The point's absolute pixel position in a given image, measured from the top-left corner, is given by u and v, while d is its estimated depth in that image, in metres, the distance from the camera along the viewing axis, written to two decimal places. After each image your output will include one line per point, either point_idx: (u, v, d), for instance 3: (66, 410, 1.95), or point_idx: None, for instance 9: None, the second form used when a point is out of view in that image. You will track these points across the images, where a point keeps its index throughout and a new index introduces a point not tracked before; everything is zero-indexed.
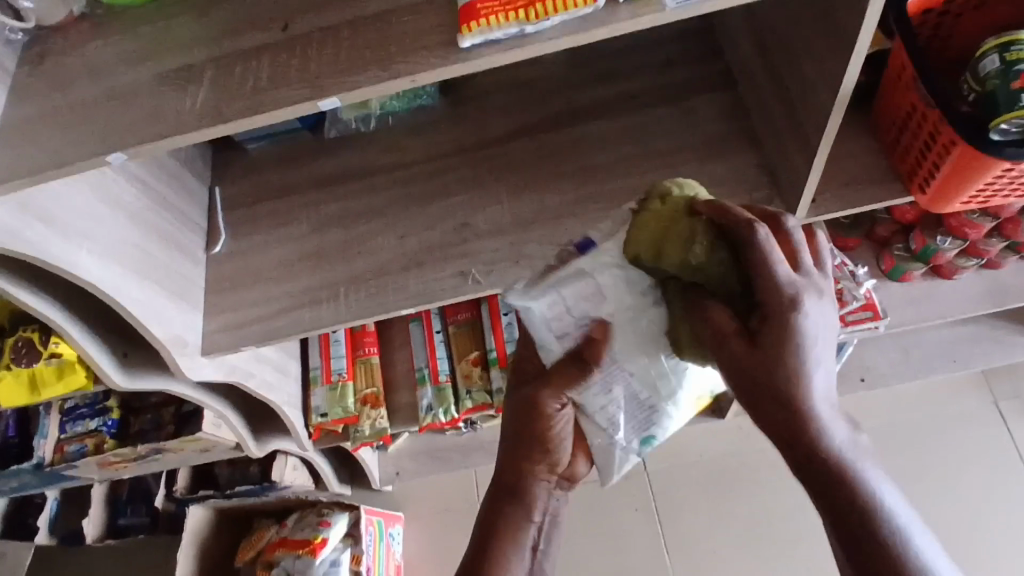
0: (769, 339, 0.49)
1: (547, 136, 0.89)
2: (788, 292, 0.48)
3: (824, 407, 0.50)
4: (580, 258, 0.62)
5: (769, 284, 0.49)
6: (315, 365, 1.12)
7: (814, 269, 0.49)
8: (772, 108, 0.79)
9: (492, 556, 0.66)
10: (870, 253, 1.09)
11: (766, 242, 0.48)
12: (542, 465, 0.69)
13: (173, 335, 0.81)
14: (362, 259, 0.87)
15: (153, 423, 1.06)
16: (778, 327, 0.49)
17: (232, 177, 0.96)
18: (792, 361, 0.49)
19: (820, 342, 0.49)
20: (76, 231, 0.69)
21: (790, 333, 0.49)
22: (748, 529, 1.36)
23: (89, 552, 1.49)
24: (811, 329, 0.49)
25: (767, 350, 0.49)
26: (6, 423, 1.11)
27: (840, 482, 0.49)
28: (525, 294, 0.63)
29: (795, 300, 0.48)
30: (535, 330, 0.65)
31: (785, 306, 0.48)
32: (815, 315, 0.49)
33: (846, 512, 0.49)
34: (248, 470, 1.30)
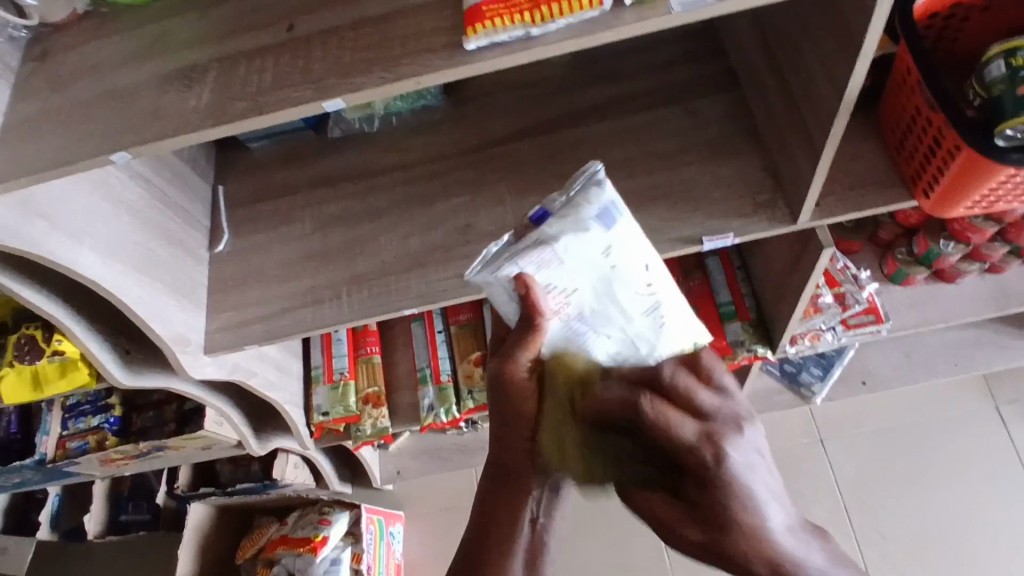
0: (710, 497, 0.50)
1: (550, 137, 0.88)
2: (704, 446, 0.50)
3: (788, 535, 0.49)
4: (542, 225, 0.54)
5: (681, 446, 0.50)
6: (318, 364, 1.12)
7: (716, 415, 0.51)
8: (776, 110, 0.79)
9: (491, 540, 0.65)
10: (873, 256, 1.09)
11: (658, 412, 0.51)
12: None
13: (175, 333, 0.81)
14: (364, 259, 0.87)
15: (155, 420, 1.06)
16: (712, 488, 0.50)
17: (235, 176, 0.96)
18: (738, 506, 0.49)
19: (758, 476, 0.50)
20: (78, 229, 0.69)
21: (724, 485, 0.49)
22: None
23: (89, 548, 1.49)
24: (743, 470, 0.50)
25: (710, 510, 0.50)
26: (8, 420, 1.10)
27: None
28: (485, 269, 0.55)
29: (716, 450, 0.50)
30: (498, 306, 0.58)
31: (706, 461, 0.50)
32: (742, 455, 0.50)
33: None
34: (249, 468, 1.31)
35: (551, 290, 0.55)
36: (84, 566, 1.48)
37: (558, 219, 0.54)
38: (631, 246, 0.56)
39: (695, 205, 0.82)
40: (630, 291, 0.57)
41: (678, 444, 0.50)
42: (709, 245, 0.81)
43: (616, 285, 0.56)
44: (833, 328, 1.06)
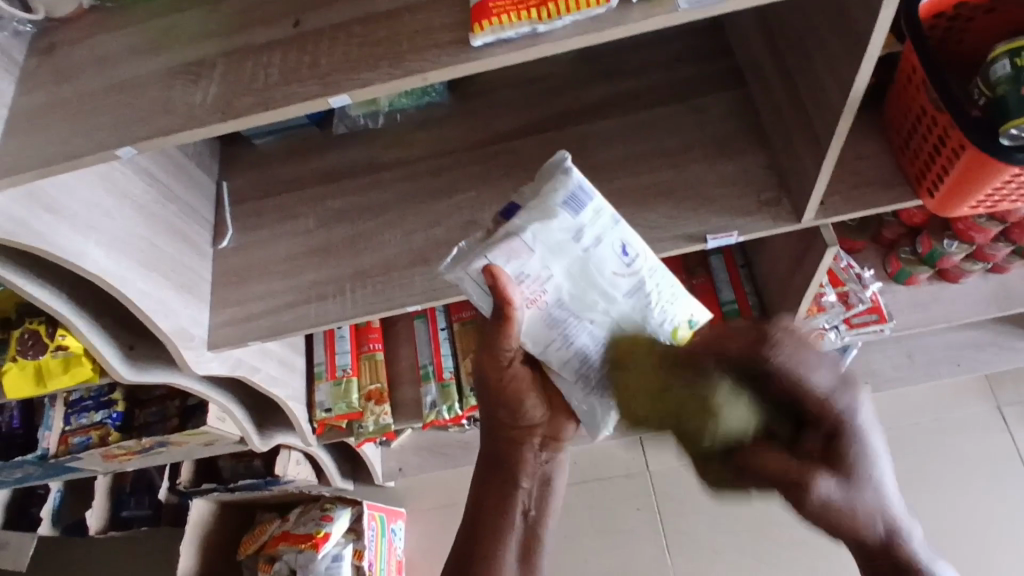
0: (837, 444, 0.55)
1: (555, 134, 0.88)
2: (839, 398, 0.55)
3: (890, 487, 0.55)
4: (516, 217, 0.57)
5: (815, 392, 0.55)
6: (320, 360, 1.12)
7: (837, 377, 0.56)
8: (781, 108, 0.79)
9: (485, 527, 0.72)
10: (876, 256, 1.09)
11: (802, 361, 0.56)
12: (517, 429, 0.73)
13: (179, 328, 0.82)
14: (367, 255, 0.87)
15: (158, 415, 1.07)
16: (841, 435, 0.55)
17: (239, 171, 0.96)
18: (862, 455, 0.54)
19: (876, 441, 0.55)
20: (83, 223, 0.69)
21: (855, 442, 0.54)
22: (749, 529, 1.36)
23: (91, 542, 1.50)
24: (867, 423, 0.55)
25: (840, 462, 0.54)
26: (11, 414, 1.11)
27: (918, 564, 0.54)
28: (457, 265, 0.58)
29: (847, 408, 0.55)
30: (473, 300, 0.60)
31: (840, 409, 0.55)
32: (866, 416, 0.55)
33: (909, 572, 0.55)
34: (252, 463, 1.32)
35: (524, 279, 0.58)
36: (86, 561, 1.49)
37: (526, 211, 0.57)
38: (600, 228, 0.59)
39: (700, 203, 0.82)
40: (606, 269, 0.60)
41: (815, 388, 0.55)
42: (713, 243, 0.81)
43: (590, 265, 0.59)
44: (836, 327, 1.07)
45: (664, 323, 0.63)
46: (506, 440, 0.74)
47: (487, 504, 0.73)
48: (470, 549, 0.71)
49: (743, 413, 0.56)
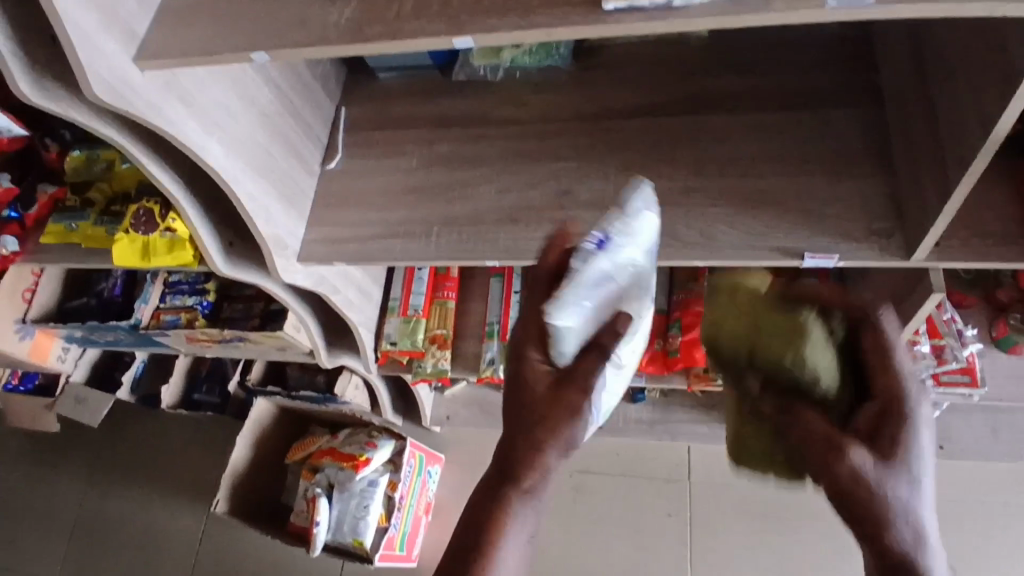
0: (883, 436, 0.57)
1: (669, 121, 0.86)
2: (892, 387, 0.59)
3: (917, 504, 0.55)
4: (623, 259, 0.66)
5: (887, 372, 0.60)
6: (395, 296, 1.17)
7: (915, 384, 0.59)
8: (916, 137, 0.73)
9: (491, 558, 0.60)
10: (984, 315, 0.99)
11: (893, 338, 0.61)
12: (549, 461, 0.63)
13: (276, 235, 0.87)
14: (460, 204, 0.89)
15: (243, 312, 1.15)
16: (891, 415, 0.58)
17: (359, 100, 1.00)
18: (901, 451, 0.56)
19: (915, 440, 0.57)
20: (210, 119, 0.74)
21: (898, 430, 0.57)
22: (782, 565, 1.32)
23: (161, 416, 1.63)
24: (922, 437, 0.57)
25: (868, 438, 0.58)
26: (115, 282, 1.21)
27: None
28: (565, 307, 0.62)
29: (895, 401, 0.59)
30: (561, 347, 0.64)
31: (893, 396, 0.59)
32: (917, 421, 0.57)
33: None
34: (315, 379, 1.40)
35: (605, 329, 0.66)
36: (156, 432, 1.62)
37: (626, 255, 0.66)
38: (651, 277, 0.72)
39: (805, 221, 0.79)
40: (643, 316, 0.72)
41: (891, 361, 0.60)
42: (809, 263, 0.78)
43: (639, 310, 0.70)
44: (922, 379, 1.00)
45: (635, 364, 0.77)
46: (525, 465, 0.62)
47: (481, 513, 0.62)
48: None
49: (824, 356, 0.61)
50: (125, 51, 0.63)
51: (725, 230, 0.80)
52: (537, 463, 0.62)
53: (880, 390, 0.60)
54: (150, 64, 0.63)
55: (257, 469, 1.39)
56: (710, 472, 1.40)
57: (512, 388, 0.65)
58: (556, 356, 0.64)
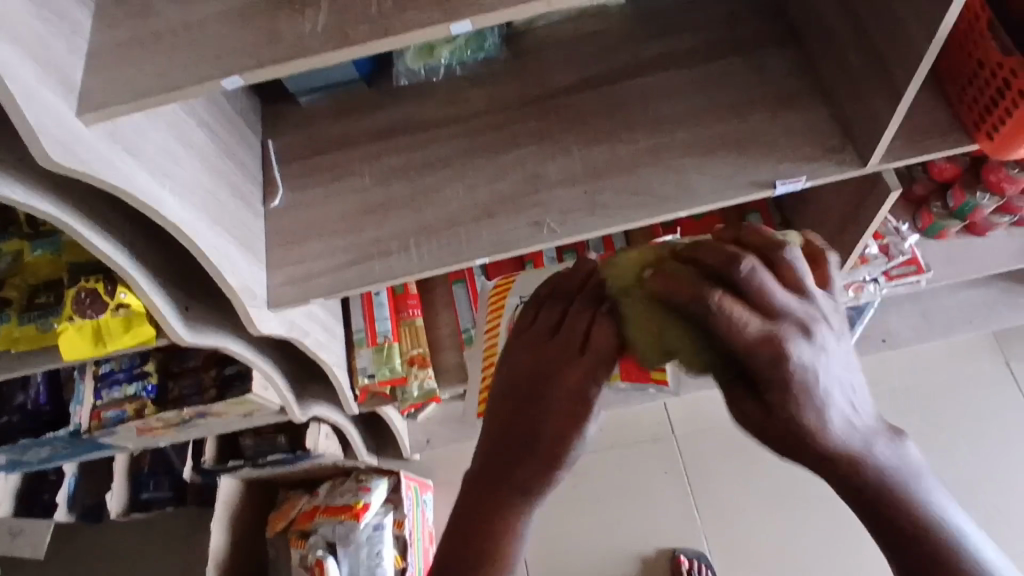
0: (775, 405, 0.48)
1: (614, 88, 0.88)
2: (765, 347, 0.46)
3: (864, 439, 0.48)
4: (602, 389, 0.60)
5: (744, 340, 0.46)
6: (359, 327, 1.10)
7: (788, 315, 0.47)
8: (844, 56, 0.80)
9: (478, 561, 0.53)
10: (906, 212, 1.10)
11: (725, 307, 0.46)
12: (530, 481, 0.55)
13: (244, 285, 0.79)
14: (430, 211, 0.86)
15: (195, 387, 1.03)
16: (782, 374, 0.47)
17: (286, 131, 0.94)
18: (805, 407, 0.47)
19: (828, 374, 0.48)
20: (157, 168, 0.66)
21: (788, 381, 0.47)
22: (776, 489, 1.39)
23: (104, 530, 1.45)
24: (816, 354, 0.47)
25: (775, 408, 0.48)
26: (37, 390, 1.06)
27: (904, 501, 0.46)
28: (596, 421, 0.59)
29: (776, 351, 0.46)
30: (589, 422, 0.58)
31: (770, 357, 0.46)
32: (803, 356, 0.47)
33: (897, 530, 0.46)
34: (275, 440, 1.23)
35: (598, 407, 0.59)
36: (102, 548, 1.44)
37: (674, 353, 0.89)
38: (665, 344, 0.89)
39: (768, 152, 0.83)
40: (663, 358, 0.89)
41: (749, 345, 0.47)
42: (781, 189, 0.82)
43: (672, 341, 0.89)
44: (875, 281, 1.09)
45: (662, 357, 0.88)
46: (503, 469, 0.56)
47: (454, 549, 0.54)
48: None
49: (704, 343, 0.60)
50: (68, 104, 0.55)
51: (697, 177, 0.83)
52: (554, 479, 0.56)
53: (756, 358, 0.47)
54: (98, 115, 0.56)
55: (239, 552, 1.29)
56: (691, 419, 1.45)
57: (508, 416, 0.58)
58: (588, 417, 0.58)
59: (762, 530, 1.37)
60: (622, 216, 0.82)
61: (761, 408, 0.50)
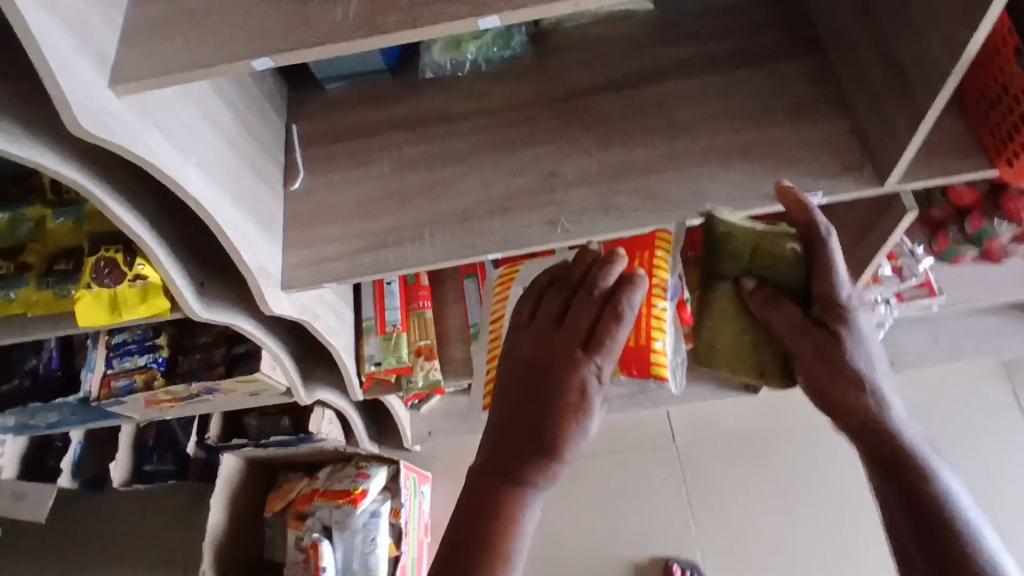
0: (824, 333, 0.72)
1: (635, 92, 0.88)
2: (831, 299, 0.72)
3: (903, 420, 0.69)
4: (605, 365, 0.66)
5: (830, 291, 0.72)
6: (369, 314, 1.11)
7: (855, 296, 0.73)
8: (867, 73, 0.80)
9: (486, 531, 0.61)
10: (923, 234, 1.09)
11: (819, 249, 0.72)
12: (531, 461, 0.63)
13: (259, 264, 0.81)
14: (446, 202, 0.87)
15: (203, 363, 1.03)
16: (834, 313, 0.72)
17: (309, 116, 0.95)
18: (853, 353, 0.71)
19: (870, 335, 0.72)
20: (183, 142, 0.68)
21: (844, 324, 0.71)
22: (771, 503, 1.39)
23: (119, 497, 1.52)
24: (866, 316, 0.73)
25: (812, 338, 0.73)
26: (50, 354, 1.08)
27: (919, 484, 0.65)
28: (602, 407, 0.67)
29: (844, 307, 0.72)
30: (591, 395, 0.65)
31: (837, 312, 0.72)
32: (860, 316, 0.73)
33: (910, 496, 0.65)
34: (279, 423, 1.25)
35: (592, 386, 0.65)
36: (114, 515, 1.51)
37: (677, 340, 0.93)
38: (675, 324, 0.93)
39: (785, 165, 0.83)
40: (675, 346, 0.93)
41: (828, 293, 0.72)
42: None
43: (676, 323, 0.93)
44: (887, 302, 1.16)
45: (673, 343, 0.92)
46: (506, 450, 0.64)
47: (457, 538, 0.62)
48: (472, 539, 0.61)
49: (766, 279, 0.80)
50: (101, 74, 0.57)
51: (714, 185, 0.83)
52: (550, 463, 0.63)
53: (827, 299, 0.72)
54: (130, 86, 0.58)
55: (236, 530, 1.30)
56: (693, 428, 1.45)
57: (511, 404, 0.66)
58: (590, 391, 0.65)
59: (755, 544, 1.37)
60: (635, 220, 0.83)
61: (814, 331, 0.73)
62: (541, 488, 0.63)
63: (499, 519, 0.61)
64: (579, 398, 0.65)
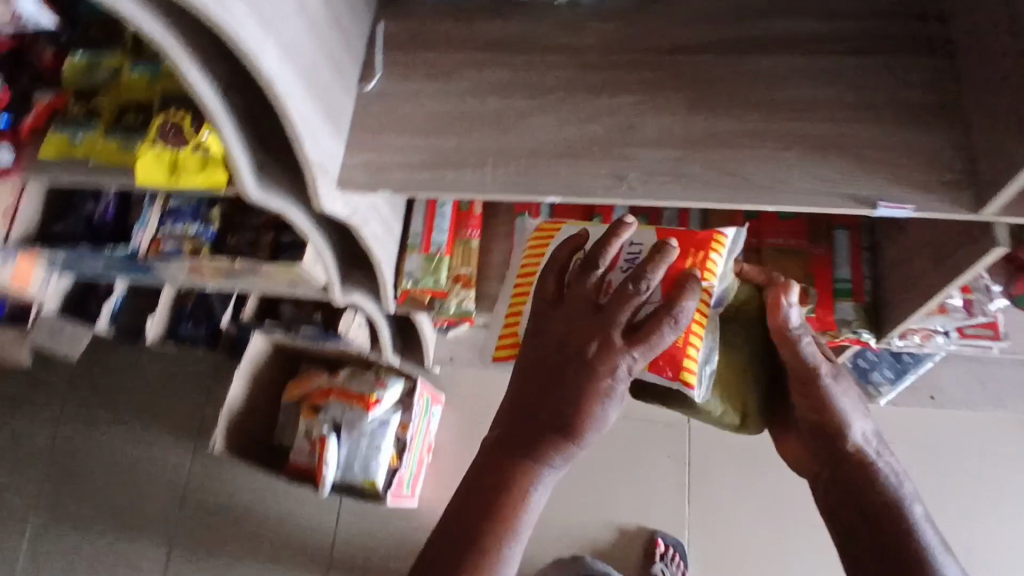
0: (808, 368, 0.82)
1: (737, 59, 0.83)
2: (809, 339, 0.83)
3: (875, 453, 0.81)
4: (637, 361, 0.65)
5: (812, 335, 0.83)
6: (416, 231, 1.11)
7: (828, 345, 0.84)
8: (995, 88, 0.73)
9: (496, 500, 0.63)
10: (1003, 273, 1.01)
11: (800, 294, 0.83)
12: (551, 442, 0.64)
13: (319, 158, 0.80)
14: (515, 135, 0.84)
15: (251, 243, 1.07)
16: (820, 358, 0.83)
17: (396, 17, 0.92)
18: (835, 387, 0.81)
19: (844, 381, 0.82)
20: (266, 18, 0.66)
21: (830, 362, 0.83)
22: (764, 504, 1.46)
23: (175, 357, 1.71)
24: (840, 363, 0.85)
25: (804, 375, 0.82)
26: (107, 204, 1.11)
27: (897, 512, 0.76)
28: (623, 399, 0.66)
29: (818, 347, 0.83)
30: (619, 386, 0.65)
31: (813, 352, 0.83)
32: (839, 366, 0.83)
33: (889, 517, 0.75)
34: (312, 317, 1.27)
35: (622, 378, 0.65)
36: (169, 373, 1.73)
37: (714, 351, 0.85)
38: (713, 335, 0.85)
39: (878, 169, 0.78)
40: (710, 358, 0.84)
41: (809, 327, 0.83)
42: (881, 212, 0.78)
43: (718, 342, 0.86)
44: (947, 332, 1.11)
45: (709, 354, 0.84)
46: (529, 427, 0.65)
47: (468, 504, 0.64)
48: (482, 512, 0.63)
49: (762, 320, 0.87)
50: None
51: (797, 174, 0.78)
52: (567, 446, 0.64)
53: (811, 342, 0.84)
54: None
55: (253, 407, 1.36)
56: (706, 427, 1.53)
57: (541, 382, 0.66)
58: (618, 383, 0.65)
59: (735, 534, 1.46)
60: (705, 194, 0.79)
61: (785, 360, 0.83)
62: (556, 465, 0.64)
63: (512, 491, 0.63)
64: (609, 387, 0.64)
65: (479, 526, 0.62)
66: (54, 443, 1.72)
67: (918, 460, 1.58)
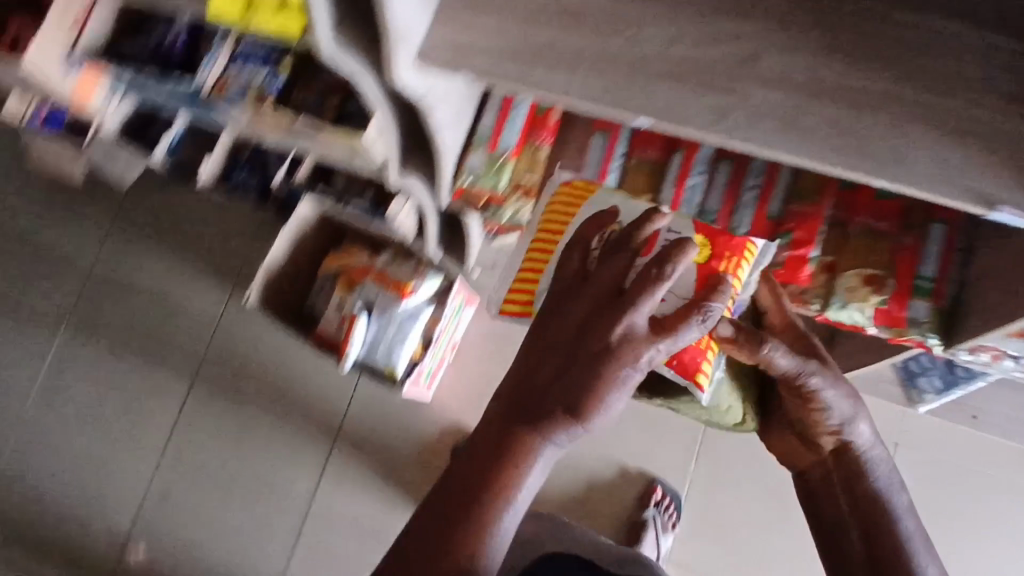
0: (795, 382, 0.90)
1: (891, 4, 0.72)
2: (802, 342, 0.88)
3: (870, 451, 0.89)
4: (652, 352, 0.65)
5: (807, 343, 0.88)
6: (486, 127, 1.04)
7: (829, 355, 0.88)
8: None
9: (498, 474, 0.64)
10: None
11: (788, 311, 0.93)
12: (559, 420, 0.64)
13: (402, 23, 0.73)
14: (618, 41, 0.75)
15: (317, 102, 1.04)
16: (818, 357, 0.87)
17: None
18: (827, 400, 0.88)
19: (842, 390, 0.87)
20: None
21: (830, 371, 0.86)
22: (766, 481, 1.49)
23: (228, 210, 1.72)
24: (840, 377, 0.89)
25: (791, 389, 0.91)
26: (178, 36, 1.10)
27: (884, 508, 0.85)
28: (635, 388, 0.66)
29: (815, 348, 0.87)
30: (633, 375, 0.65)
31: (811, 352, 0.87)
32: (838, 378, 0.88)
33: (876, 511, 0.85)
34: (364, 191, 1.29)
35: (637, 368, 0.65)
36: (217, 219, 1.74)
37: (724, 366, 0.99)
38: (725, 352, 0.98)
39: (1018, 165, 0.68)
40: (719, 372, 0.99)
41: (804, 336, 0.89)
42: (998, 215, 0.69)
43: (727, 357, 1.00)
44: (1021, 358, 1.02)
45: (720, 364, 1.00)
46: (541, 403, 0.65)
47: (468, 471, 0.65)
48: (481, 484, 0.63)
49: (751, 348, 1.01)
50: None
51: (922, 152, 0.69)
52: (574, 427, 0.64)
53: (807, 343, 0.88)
54: None
55: (290, 269, 1.36)
56: None
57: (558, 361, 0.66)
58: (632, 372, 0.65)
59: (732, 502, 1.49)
60: (812, 151, 0.70)
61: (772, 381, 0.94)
62: (559, 442, 0.65)
63: (513, 465, 0.64)
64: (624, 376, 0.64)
65: (476, 497, 0.63)
66: (97, 261, 1.77)
67: (938, 473, 1.53)
